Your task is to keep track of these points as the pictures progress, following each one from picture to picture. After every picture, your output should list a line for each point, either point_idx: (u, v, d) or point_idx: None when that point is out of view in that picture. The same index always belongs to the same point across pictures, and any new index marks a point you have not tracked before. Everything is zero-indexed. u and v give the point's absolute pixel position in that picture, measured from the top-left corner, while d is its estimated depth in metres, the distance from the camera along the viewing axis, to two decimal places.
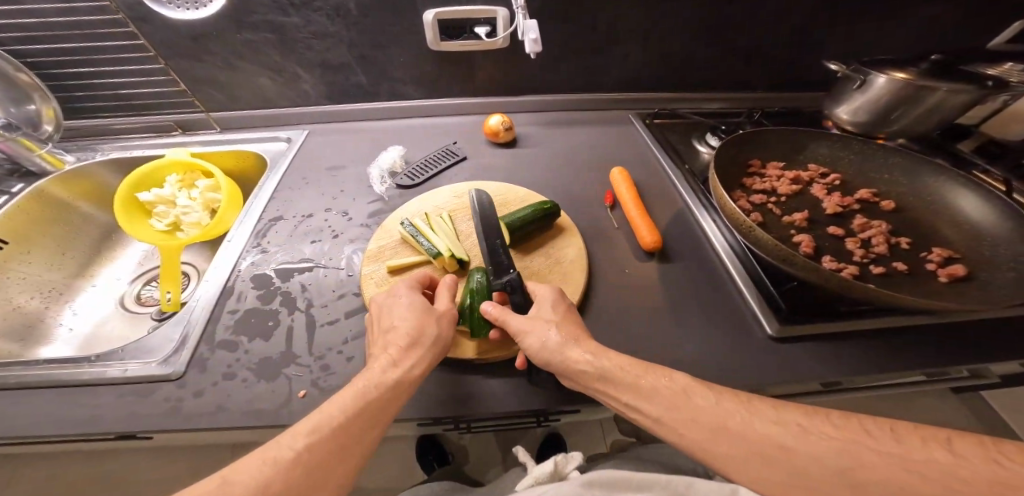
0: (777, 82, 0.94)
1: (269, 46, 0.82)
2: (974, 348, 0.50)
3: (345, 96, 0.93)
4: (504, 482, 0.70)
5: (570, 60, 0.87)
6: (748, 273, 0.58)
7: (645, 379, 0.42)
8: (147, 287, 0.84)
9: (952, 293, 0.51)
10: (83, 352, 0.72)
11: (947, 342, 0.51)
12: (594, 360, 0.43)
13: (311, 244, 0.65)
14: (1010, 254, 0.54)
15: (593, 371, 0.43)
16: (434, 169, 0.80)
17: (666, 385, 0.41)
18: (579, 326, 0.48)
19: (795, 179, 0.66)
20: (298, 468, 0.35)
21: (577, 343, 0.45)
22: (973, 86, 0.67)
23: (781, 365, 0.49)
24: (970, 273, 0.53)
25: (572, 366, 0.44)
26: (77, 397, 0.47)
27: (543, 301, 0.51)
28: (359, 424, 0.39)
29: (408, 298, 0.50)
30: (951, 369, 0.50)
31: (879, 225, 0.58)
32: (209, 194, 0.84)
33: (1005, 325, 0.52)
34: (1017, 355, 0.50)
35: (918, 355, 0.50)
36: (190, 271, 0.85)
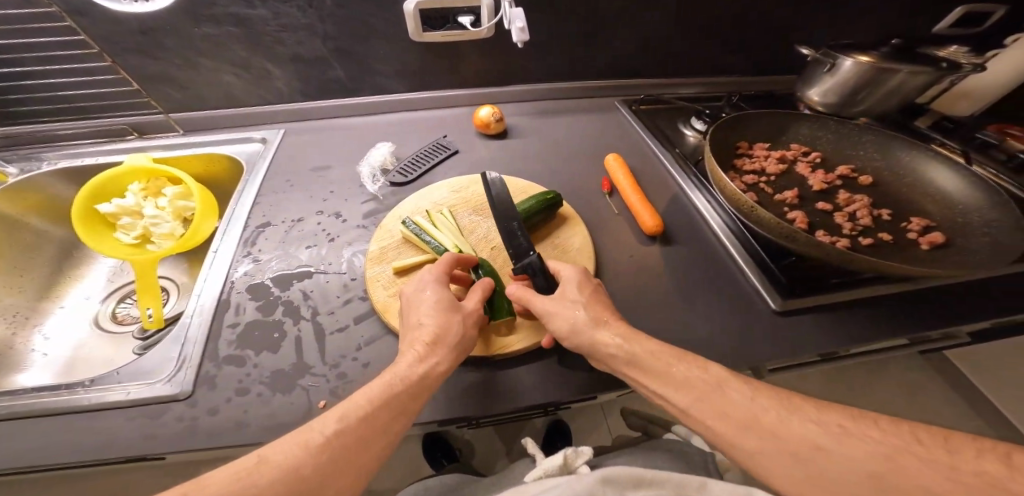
0: (752, 67, 0.97)
1: (234, 40, 0.76)
2: (952, 307, 0.56)
3: (322, 92, 0.89)
4: (513, 472, 0.68)
5: (555, 49, 0.86)
6: (747, 251, 0.61)
7: (663, 353, 0.44)
8: (123, 304, 0.78)
9: (933, 259, 0.56)
10: (65, 377, 0.66)
11: (929, 303, 0.56)
12: (623, 345, 0.45)
13: (307, 249, 0.62)
14: (979, 219, 0.60)
15: (622, 355, 0.44)
16: (427, 164, 0.78)
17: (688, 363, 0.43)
18: (609, 309, 0.49)
19: (781, 159, 0.69)
20: (327, 454, 0.34)
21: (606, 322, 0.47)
22: (930, 67, 0.72)
23: (786, 336, 0.53)
24: (947, 241, 0.58)
25: (602, 348, 0.45)
26: (75, 427, 0.43)
27: (573, 285, 0.51)
28: (388, 416, 0.38)
29: (434, 294, 0.48)
30: (930, 332, 0.54)
31: (861, 199, 0.62)
32: (179, 202, 0.78)
33: (975, 284, 0.58)
34: (987, 311, 0.55)
35: (904, 317, 0.54)
36: (169, 285, 0.80)
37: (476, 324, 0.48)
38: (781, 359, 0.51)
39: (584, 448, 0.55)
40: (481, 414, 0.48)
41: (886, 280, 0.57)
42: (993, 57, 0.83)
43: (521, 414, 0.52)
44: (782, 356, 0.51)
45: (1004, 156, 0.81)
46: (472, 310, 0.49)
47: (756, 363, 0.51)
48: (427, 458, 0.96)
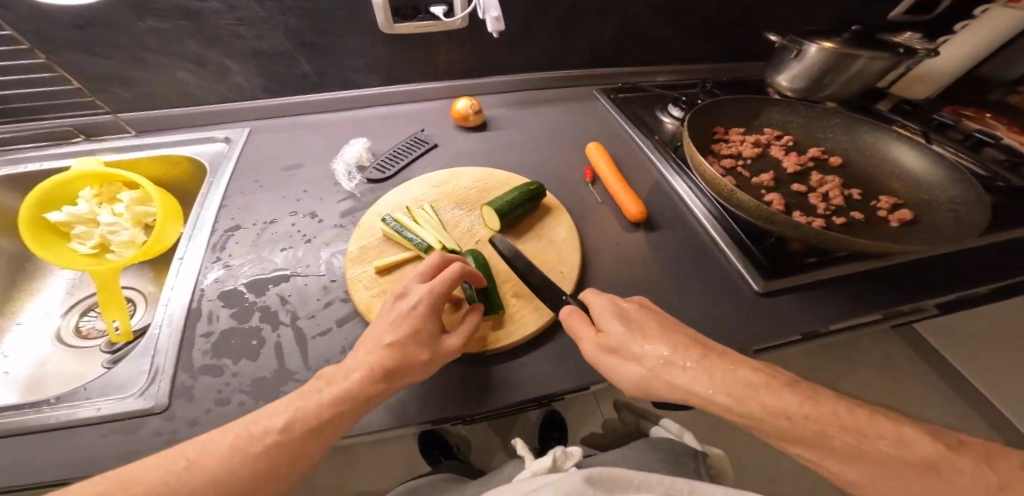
0: (724, 54, 0.99)
1: (188, 35, 0.71)
2: (921, 279, 0.59)
3: (288, 88, 0.84)
4: (502, 472, 0.63)
5: (532, 38, 0.85)
6: (729, 234, 0.62)
7: (677, 374, 0.41)
8: (86, 317, 0.73)
9: (902, 235, 0.59)
10: (31, 396, 0.61)
11: (901, 277, 0.59)
12: (710, 388, 0.39)
13: (282, 252, 0.59)
14: (943, 197, 0.63)
15: (717, 396, 0.39)
16: (405, 159, 0.76)
17: (713, 382, 0.39)
18: (672, 340, 0.43)
19: (756, 143, 0.71)
20: (268, 462, 0.34)
21: (642, 356, 0.43)
22: (887, 53, 0.76)
23: (772, 316, 0.54)
24: (915, 218, 0.61)
25: (683, 389, 0.40)
26: (38, 450, 0.40)
27: (604, 316, 0.47)
28: (333, 414, 0.38)
29: (408, 317, 0.45)
30: (903, 307, 0.57)
31: (833, 179, 0.65)
32: (138, 208, 0.74)
33: (942, 258, 0.61)
34: (953, 281, 0.59)
35: (878, 291, 0.57)
36: (134, 295, 0.75)
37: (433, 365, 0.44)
38: (768, 338, 0.52)
39: (574, 448, 0.51)
40: (475, 411, 0.47)
41: (860, 258, 0.59)
42: (943, 44, 0.89)
43: (518, 409, 0.52)
44: (769, 335, 0.52)
45: (960, 136, 0.85)
46: (441, 351, 0.44)
47: (746, 344, 0.52)
48: (424, 455, 0.99)
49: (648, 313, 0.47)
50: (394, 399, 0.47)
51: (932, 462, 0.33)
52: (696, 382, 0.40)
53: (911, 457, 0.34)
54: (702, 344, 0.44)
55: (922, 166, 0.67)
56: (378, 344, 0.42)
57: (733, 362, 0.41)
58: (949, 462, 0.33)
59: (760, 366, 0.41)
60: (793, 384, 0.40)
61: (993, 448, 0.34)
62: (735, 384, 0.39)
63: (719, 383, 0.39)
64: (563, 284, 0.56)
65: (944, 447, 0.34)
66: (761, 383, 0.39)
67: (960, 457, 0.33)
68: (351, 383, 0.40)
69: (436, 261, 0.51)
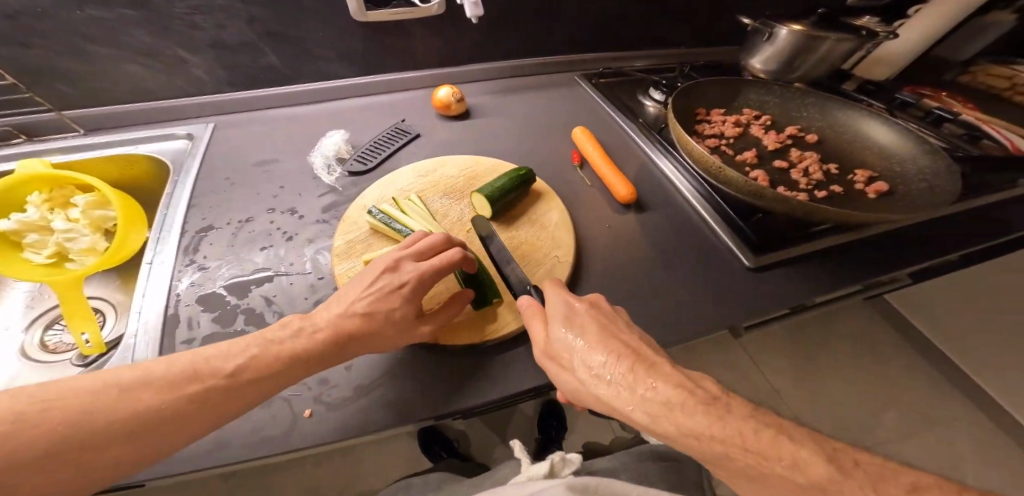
0: (701, 37, 1.00)
1: (134, 25, 0.66)
2: (896, 249, 0.62)
3: (254, 81, 0.80)
4: (497, 474, 0.62)
5: (513, 24, 0.83)
6: (718, 212, 0.64)
7: (603, 387, 0.39)
8: (52, 331, 0.66)
9: (880, 206, 0.62)
10: None
11: (878, 248, 0.62)
12: (631, 403, 0.37)
13: (262, 251, 0.57)
14: (914, 168, 0.66)
15: (638, 409, 0.36)
16: (387, 151, 0.74)
17: (632, 398, 0.37)
18: (610, 347, 0.41)
19: (736, 123, 0.73)
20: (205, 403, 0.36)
21: (575, 366, 0.41)
22: (853, 34, 0.77)
23: (762, 292, 0.56)
24: (891, 189, 0.64)
25: (609, 402, 0.38)
26: None
27: (553, 318, 0.45)
28: (285, 365, 0.40)
29: (369, 302, 0.47)
30: (884, 276, 0.60)
31: (811, 155, 0.68)
32: (97, 212, 0.68)
33: (912, 228, 0.65)
34: (923, 249, 0.62)
35: (858, 261, 0.60)
36: (100, 305, 0.70)
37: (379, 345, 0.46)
38: (760, 312, 0.54)
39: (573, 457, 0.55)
40: (474, 406, 0.48)
41: (842, 229, 0.62)
42: (901, 27, 0.94)
43: (522, 398, 0.52)
44: (761, 309, 0.54)
45: (921, 113, 0.89)
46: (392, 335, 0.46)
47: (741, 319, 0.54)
48: (427, 453, 1.04)
49: (602, 318, 0.45)
50: (395, 396, 0.48)
51: (825, 487, 0.28)
52: (615, 396, 0.38)
53: (804, 480, 0.29)
54: (642, 356, 0.40)
55: (895, 141, 0.70)
56: (344, 313, 0.45)
57: (661, 376, 0.38)
58: (839, 486, 0.28)
59: (687, 381, 0.37)
60: (708, 399, 0.35)
61: (884, 467, 0.29)
62: (652, 402, 0.36)
63: (636, 398, 0.37)
64: (559, 269, 0.56)
65: (838, 471, 0.29)
66: (679, 401, 0.35)
67: (855, 484, 0.28)
68: (314, 342, 0.43)
69: (437, 242, 0.54)
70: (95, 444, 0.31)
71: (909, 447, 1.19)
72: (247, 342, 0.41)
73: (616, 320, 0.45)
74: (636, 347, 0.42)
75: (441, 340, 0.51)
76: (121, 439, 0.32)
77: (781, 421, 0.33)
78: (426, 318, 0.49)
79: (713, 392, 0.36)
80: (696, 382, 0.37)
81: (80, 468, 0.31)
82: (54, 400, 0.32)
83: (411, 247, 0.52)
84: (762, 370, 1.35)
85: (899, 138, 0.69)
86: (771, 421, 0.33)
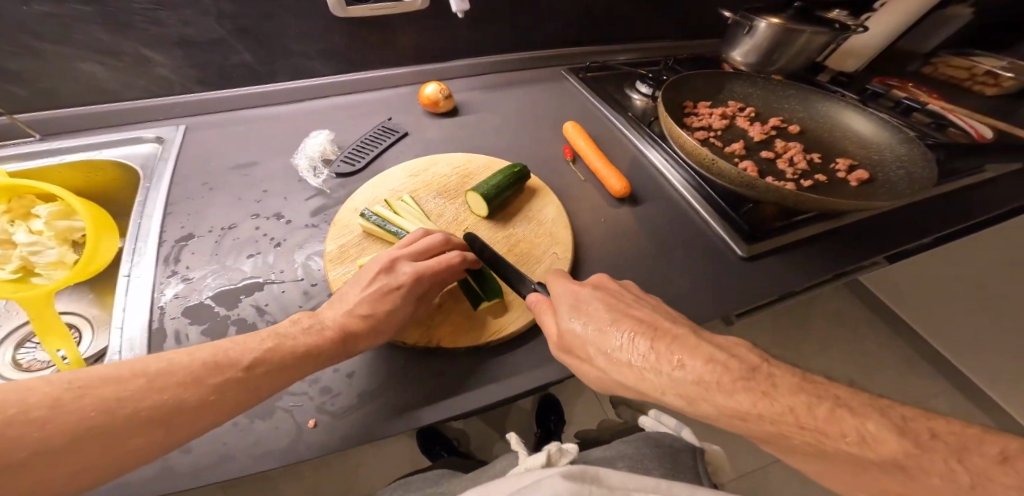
0: (682, 31, 1.02)
1: (90, 22, 0.61)
2: (878, 233, 0.65)
3: (227, 80, 0.76)
4: (495, 467, 0.59)
5: (498, 19, 0.82)
6: (709, 204, 0.65)
7: (628, 373, 0.39)
8: (24, 349, 0.62)
9: (862, 194, 0.65)
10: None
11: (863, 233, 0.64)
12: (663, 384, 0.37)
13: (249, 259, 0.56)
14: (891, 155, 0.69)
15: (678, 389, 0.36)
16: (375, 150, 0.72)
17: (663, 381, 0.37)
18: (628, 327, 0.41)
19: (723, 115, 0.75)
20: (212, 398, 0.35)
21: (594, 357, 0.42)
22: (828, 28, 0.78)
23: (756, 281, 0.58)
24: (872, 177, 0.67)
25: (642, 384, 0.38)
26: None
27: (561, 308, 0.45)
28: (297, 361, 0.41)
29: (365, 296, 0.47)
30: (867, 261, 0.63)
31: (796, 145, 0.70)
32: (61, 223, 0.66)
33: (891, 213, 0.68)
34: (903, 233, 0.65)
35: (847, 247, 0.63)
36: (75, 321, 0.67)
37: (376, 338, 0.46)
38: (756, 298, 0.56)
39: (570, 445, 0.48)
40: (481, 406, 0.48)
41: (826, 217, 0.64)
42: (868, 20, 0.97)
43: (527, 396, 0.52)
44: (757, 295, 0.56)
45: (891, 103, 0.94)
46: (386, 328, 0.47)
47: (739, 307, 0.55)
48: (427, 453, 1.05)
49: (615, 300, 0.45)
50: (400, 401, 0.47)
51: (900, 462, 0.28)
52: (644, 380, 0.38)
53: (875, 456, 0.29)
54: (661, 330, 0.41)
55: (873, 131, 0.73)
56: (350, 312, 0.46)
57: (686, 351, 0.38)
58: (918, 461, 0.28)
59: (718, 353, 0.37)
60: (747, 374, 0.35)
61: (959, 436, 0.29)
62: (684, 386, 0.36)
63: (668, 382, 0.37)
64: (559, 264, 0.57)
65: (914, 444, 0.29)
66: (713, 379, 0.35)
67: (932, 457, 0.28)
68: (323, 339, 0.43)
69: (436, 243, 0.53)
70: (119, 431, 0.31)
71: None
72: (262, 335, 0.41)
73: (625, 298, 0.46)
74: (650, 322, 0.42)
75: (442, 342, 0.51)
76: (153, 423, 0.32)
77: (838, 394, 0.33)
78: (426, 300, 0.51)
79: (752, 364, 0.36)
80: (731, 353, 0.37)
81: (111, 451, 0.30)
82: (84, 387, 0.31)
83: (409, 247, 0.52)
84: None
85: (878, 128, 0.72)
86: (826, 394, 0.33)
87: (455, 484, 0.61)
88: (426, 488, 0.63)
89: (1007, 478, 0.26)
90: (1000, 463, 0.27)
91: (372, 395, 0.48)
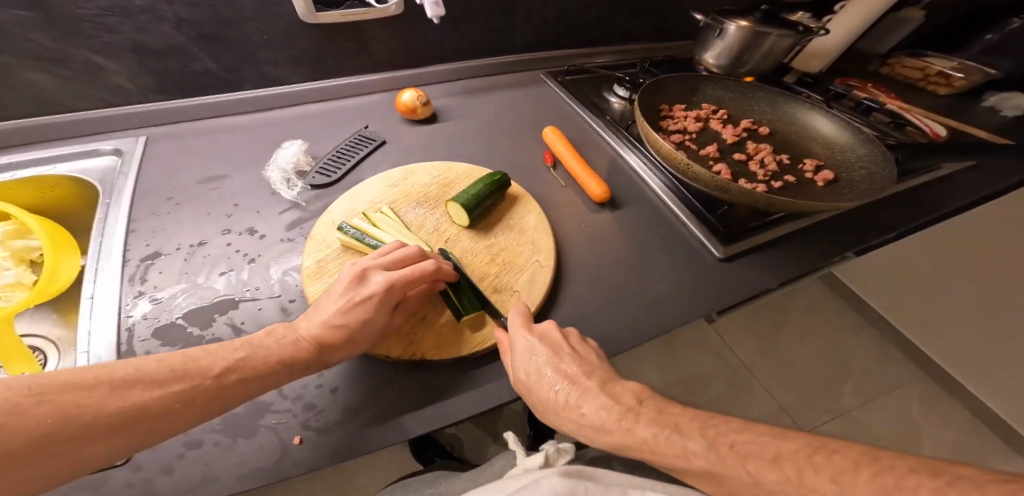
0: (656, 33, 1.04)
1: (31, 28, 0.57)
2: (843, 228, 0.68)
3: (189, 88, 0.72)
4: (495, 466, 0.58)
5: (474, 22, 0.82)
6: (686, 206, 0.67)
7: (555, 415, 0.46)
8: None
9: (827, 192, 0.67)
10: None
11: (830, 229, 0.68)
12: (582, 428, 0.44)
13: (222, 277, 0.54)
14: (854, 155, 0.72)
15: (586, 428, 0.44)
16: (351, 160, 0.70)
17: (574, 423, 0.44)
18: (560, 376, 0.45)
19: (697, 118, 0.77)
20: (183, 405, 0.34)
21: (535, 401, 0.46)
22: (793, 30, 0.80)
23: (731, 280, 0.60)
24: (836, 178, 0.70)
25: (568, 428, 0.45)
26: None
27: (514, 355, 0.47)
28: (270, 371, 0.40)
29: (335, 305, 0.46)
30: (838, 257, 0.65)
31: (765, 147, 0.73)
32: (19, 244, 0.63)
33: (855, 211, 0.71)
34: (867, 229, 0.69)
35: (815, 242, 0.65)
36: (37, 343, 0.63)
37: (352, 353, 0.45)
38: (732, 297, 0.58)
39: (566, 445, 0.48)
40: (467, 415, 0.48)
41: (797, 216, 0.67)
42: (829, 22, 1.00)
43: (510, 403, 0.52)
44: (732, 291, 0.58)
45: (852, 103, 0.97)
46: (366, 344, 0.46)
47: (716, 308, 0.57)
48: (420, 459, 1.01)
49: (558, 346, 0.47)
50: (384, 413, 0.47)
51: (710, 470, 0.37)
52: (564, 421, 0.45)
53: (694, 467, 0.38)
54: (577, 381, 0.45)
55: (836, 133, 0.76)
56: (326, 323, 0.45)
57: (589, 399, 0.44)
58: (721, 468, 0.36)
59: (610, 399, 0.44)
60: (623, 413, 0.43)
61: (755, 443, 0.36)
62: (587, 428, 0.43)
63: (577, 423, 0.44)
64: (542, 273, 0.57)
65: (716, 456, 0.37)
66: (604, 423, 0.43)
67: (728, 464, 0.36)
68: (298, 349, 0.42)
69: (412, 254, 0.52)
70: (78, 439, 0.30)
71: (859, 409, 1.37)
72: (234, 344, 0.40)
73: (563, 353, 0.46)
74: (580, 372, 0.45)
75: (426, 355, 0.50)
76: (114, 432, 0.31)
77: (678, 420, 0.41)
78: (401, 312, 0.50)
79: (627, 402, 0.44)
80: (614, 397, 0.45)
81: (72, 460, 0.30)
82: (45, 393, 0.30)
83: (386, 257, 0.51)
84: (733, 348, 1.49)
85: (840, 129, 0.75)
86: (668, 422, 0.41)
87: (453, 484, 0.61)
88: (423, 488, 0.62)
89: (771, 476, 0.33)
90: (769, 462, 0.34)
91: (358, 411, 0.47)
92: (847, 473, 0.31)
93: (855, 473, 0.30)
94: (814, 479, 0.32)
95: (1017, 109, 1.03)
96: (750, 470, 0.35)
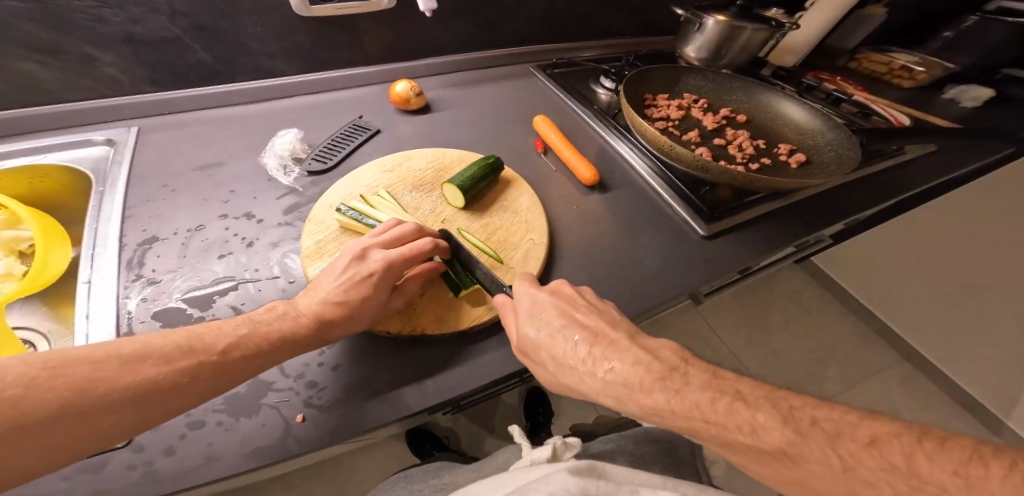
0: (640, 29, 1.08)
1: (25, 20, 0.57)
2: (820, 210, 0.72)
3: (183, 80, 0.73)
4: (498, 459, 0.59)
5: (464, 17, 0.84)
6: (671, 188, 0.70)
7: (569, 374, 0.43)
8: None
9: (802, 175, 0.71)
10: None
11: (808, 211, 0.71)
12: (604, 388, 0.41)
13: (220, 260, 0.54)
14: (824, 140, 0.77)
15: (615, 387, 0.40)
16: (346, 148, 0.71)
17: (597, 383, 0.42)
18: (568, 323, 0.45)
19: (679, 107, 0.81)
20: (192, 376, 0.35)
21: (544, 359, 0.45)
22: (767, 24, 0.84)
23: (716, 259, 0.63)
24: (809, 160, 0.74)
25: (589, 390, 0.42)
26: None
27: (518, 312, 0.48)
28: (274, 347, 0.41)
29: (336, 279, 0.48)
30: (809, 237, 0.69)
31: (743, 133, 0.77)
32: (8, 234, 0.63)
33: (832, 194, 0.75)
34: (841, 210, 0.73)
35: (796, 224, 0.69)
36: (28, 336, 0.62)
37: (353, 326, 0.47)
38: (716, 275, 0.61)
39: (574, 439, 0.49)
40: (466, 391, 0.49)
41: (775, 196, 0.70)
42: (801, 19, 1.05)
43: (504, 381, 0.54)
44: (718, 269, 0.61)
45: (823, 95, 1.02)
46: (365, 318, 0.47)
47: (700, 285, 0.60)
48: (418, 452, 1.06)
49: (571, 302, 0.48)
50: (385, 392, 0.48)
51: (784, 449, 0.32)
52: (582, 382, 0.42)
53: (765, 446, 0.33)
54: (600, 335, 0.44)
55: (807, 120, 0.80)
56: (326, 300, 0.46)
57: (617, 356, 0.42)
58: (798, 448, 0.32)
59: (643, 357, 0.41)
60: (665, 373, 0.40)
61: (840, 422, 0.33)
62: (615, 388, 0.40)
63: (601, 383, 0.41)
64: (536, 251, 0.59)
65: (795, 432, 0.33)
66: (637, 381, 0.39)
67: (811, 443, 0.32)
68: (299, 325, 0.43)
69: (408, 232, 0.54)
70: (96, 410, 0.31)
71: (843, 395, 1.42)
72: (237, 320, 0.41)
73: (578, 304, 0.48)
74: (597, 329, 0.45)
75: (426, 331, 0.51)
76: (124, 406, 0.32)
77: (739, 388, 0.38)
78: (399, 291, 0.52)
79: (671, 363, 0.41)
80: (649, 353, 0.42)
81: (84, 431, 0.30)
82: (59, 366, 0.30)
83: (382, 236, 0.52)
84: (720, 335, 1.52)
85: (811, 117, 0.80)
86: (728, 389, 0.37)
87: (457, 476, 0.61)
88: (426, 479, 0.62)
89: (868, 460, 0.31)
90: (865, 446, 0.31)
91: (358, 390, 0.48)
92: (966, 466, 0.28)
93: (982, 468, 0.28)
94: (930, 471, 0.29)
95: (973, 100, 1.12)
96: (840, 453, 0.31)
